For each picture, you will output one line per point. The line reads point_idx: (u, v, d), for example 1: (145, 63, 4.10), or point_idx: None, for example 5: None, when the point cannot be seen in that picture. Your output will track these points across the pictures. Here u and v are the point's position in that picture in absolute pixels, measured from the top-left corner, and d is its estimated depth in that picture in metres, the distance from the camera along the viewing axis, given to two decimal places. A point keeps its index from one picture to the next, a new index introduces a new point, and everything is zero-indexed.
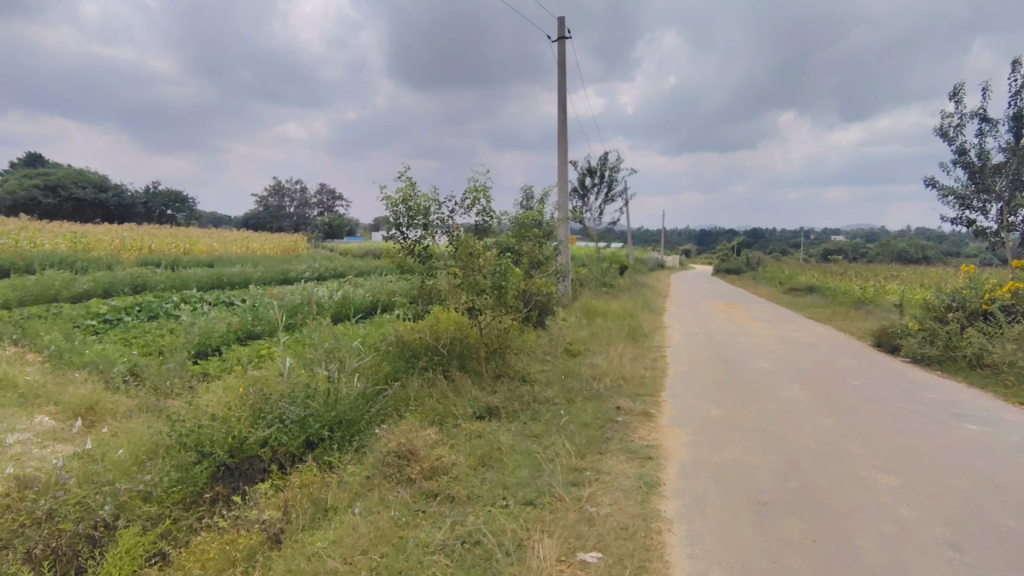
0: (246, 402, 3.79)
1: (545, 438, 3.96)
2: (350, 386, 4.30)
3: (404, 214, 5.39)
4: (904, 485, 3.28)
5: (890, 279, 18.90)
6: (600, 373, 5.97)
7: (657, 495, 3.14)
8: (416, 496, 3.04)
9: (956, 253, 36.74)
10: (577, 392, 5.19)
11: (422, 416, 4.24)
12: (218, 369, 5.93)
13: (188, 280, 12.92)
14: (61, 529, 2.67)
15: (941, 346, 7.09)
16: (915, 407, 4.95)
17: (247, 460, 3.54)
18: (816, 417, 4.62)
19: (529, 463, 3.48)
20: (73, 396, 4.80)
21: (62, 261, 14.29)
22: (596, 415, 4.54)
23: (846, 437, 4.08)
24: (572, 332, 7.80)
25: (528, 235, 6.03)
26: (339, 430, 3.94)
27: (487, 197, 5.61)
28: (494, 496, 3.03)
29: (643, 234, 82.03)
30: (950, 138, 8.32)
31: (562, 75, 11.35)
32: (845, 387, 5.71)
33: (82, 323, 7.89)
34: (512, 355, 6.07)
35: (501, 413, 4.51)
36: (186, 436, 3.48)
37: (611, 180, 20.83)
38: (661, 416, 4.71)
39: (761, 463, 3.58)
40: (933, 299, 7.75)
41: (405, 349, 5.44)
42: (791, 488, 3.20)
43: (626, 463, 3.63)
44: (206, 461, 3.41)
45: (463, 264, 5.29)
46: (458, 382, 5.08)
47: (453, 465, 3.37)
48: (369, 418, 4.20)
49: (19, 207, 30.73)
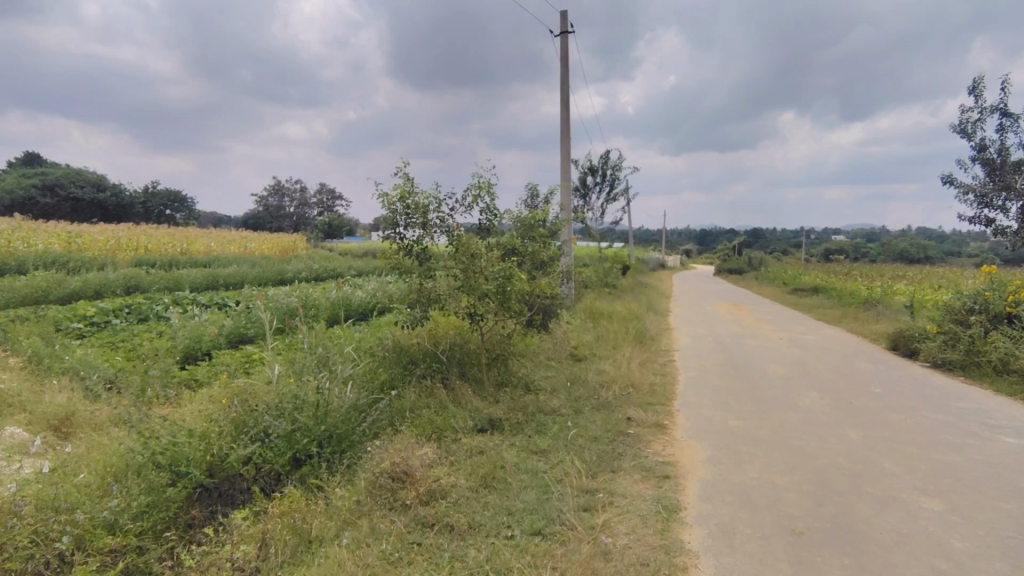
0: (229, 416, 3.57)
1: (552, 454, 3.65)
2: (342, 397, 4.00)
3: (401, 212, 5.09)
4: (951, 510, 2.97)
5: (896, 279, 18.69)
6: (608, 380, 5.66)
7: (679, 523, 2.83)
8: (410, 525, 2.73)
9: (959, 254, 36.18)
10: (585, 402, 4.88)
11: (419, 430, 3.92)
12: (206, 376, 5.67)
13: (181, 280, 12.63)
14: (8, 567, 2.39)
15: (963, 350, 6.79)
16: (945, 418, 4.64)
17: (227, 479, 3.30)
18: (843, 429, 4.31)
19: (535, 484, 3.17)
20: (48, 406, 4.50)
21: (55, 261, 14.03)
22: (605, 427, 4.23)
23: (879, 453, 3.77)
24: (578, 336, 7.47)
25: (532, 235, 5.75)
26: (329, 445, 3.65)
27: (490, 195, 5.31)
28: (497, 525, 2.72)
29: (643, 235, 81.53)
30: (969, 134, 7.98)
31: (566, 71, 11.12)
32: (868, 395, 5.39)
33: (68, 326, 7.59)
34: (515, 361, 5.78)
35: (503, 425, 4.22)
36: (158, 454, 3.18)
37: (613, 179, 20.52)
38: (676, 428, 4.40)
39: (790, 483, 3.27)
40: (953, 301, 7.47)
41: (403, 356, 5.16)
42: (826, 514, 2.89)
43: (641, 484, 3.31)
44: (180, 482, 3.12)
45: (464, 265, 5.01)
46: (458, 391, 4.77)
47: (453, 488, 3.07)
48: (362, 432, 3.90)
49: (16, 207, 30.52)
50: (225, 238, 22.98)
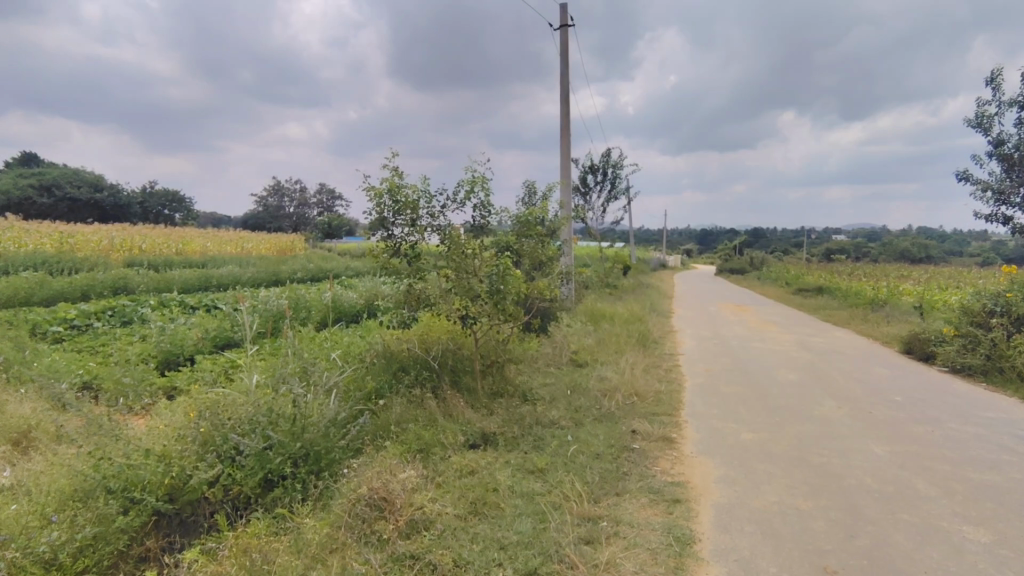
0: (195, 431, 3.24)
1: (550, 474, 3.32)
2: (322, 409, 3.67)
3: (389, 207, 4.74)
4: (999, 542, 2.64)
5: (902, 279, 18.37)
6: (610, 388, 5.31)
7: (694, 559, 2.49)
8: (385, 564, 2.40)
9: (960, 254, 35.68)
10: (586, 413, 4.55)
11: (404, 446, 3.59)
12: (185, 383, 5.31)
13: (172, 281, 12.31)
14: None
15: (983, 355, 6.47)
16: (974, 430, 4.31)
17: (190, 505, 2.99)
18: (866, 443, 3.98)
19: (531, 511, 2.84)
20: (7, 417, 4.17)
21: (43, 261, 13.70)
22: (608, 442, 3.89)
23: (909, 473, 3.44)
24: (578, 340, 7.11)
25: (530, 233, 5.37)
26: (305, 464, 3.32)
27: (485, 189, 4.97)
28: (486, 562, 2.40)
29: (643, 235, 80.79)
30: (986, 128, 7.62)
31: (565, 64, 10.79)
32: (887, 404, 5.06)
33: (45, 331, 7.23)
34: (512, 369, 5.44)
35: (497, 440, 3.88)
36: (110, 478, 2.84)
37: (613, 178, 20.18)
38: (684, 442, 4.07)
39: (815, 509, 2.93)
40: (970, 302, 7.15)
41: (392, 363, 4.84)
42: (860, 549, 2.56)
43: (648, 509, 2.98)
44: (134, 510, 2.81)
45: (456, 266, 4.66)
46: (449, 402, 4.43)
47: (438, 517, 2.74)
48: (343, 449, 3.57)
49: (12, 208, 30.17)
50: (221, 238, 22.64)
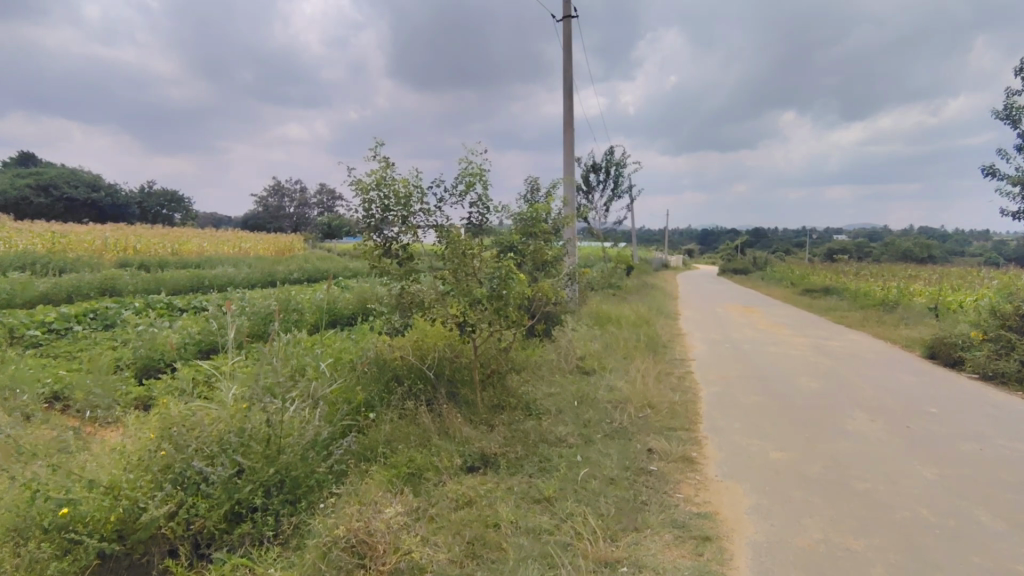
0: (152, 454, 2.80)
1: (559, 504, 2.91)
2: (302, 429, 3.26)
3: (379, 203, 4.34)
4: None
5: (910, 279, 18.03)
6: (621, 399, 4.88)
7: None
8: None
9: (964, 254, 35.00)
10: (596, 428, 4.13)
11: (392, 472, 3.18)
12: (160, 394, 4.89)
13: (163, 282, 11.90)
14: None
15: (1017, 361, 6.05)
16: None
17: (141, 544, 2.57)
18: (911, 465, 3.56)
19: (539, 554, 2.43)
20: None
21: (32, 262, 13.28)
22: (623, 464, 3.47)
23: (968, 502, 3.02)
24: (584, 345, 6.69)
25: (533, 232, 4.96)
26: (280, 494, 2.92)
27: (484, 183, 4.56)
28: None
29: (644, 235, 80.22)
30: (1015, 120, 7.21)
31: (568, 57, 10.39)
32: (924, 416, 4.64)
33: (21, 336, 6.82)
34: (513, 378, 5.04)
35: (499, 462, 3.47)
36: (46, 515, 2.42)
37: (616, 177, 19.76)
38: (707, 462, 3.65)
39: (869, 551, 2.52)
40: (1000, 305, 6.73)
41: (384, 372, 4.43)
42: None
43: (674, 550, 2.56)
44: (72, 553, 2.40)
45: (454, 266, 4.24)
46: (446, 418, 4.02)
47: (429, 563, 2.33)
48: (324, 474, 3.18)
49: (8, 207, 29.71)
50: (219, 238, 22.26)
